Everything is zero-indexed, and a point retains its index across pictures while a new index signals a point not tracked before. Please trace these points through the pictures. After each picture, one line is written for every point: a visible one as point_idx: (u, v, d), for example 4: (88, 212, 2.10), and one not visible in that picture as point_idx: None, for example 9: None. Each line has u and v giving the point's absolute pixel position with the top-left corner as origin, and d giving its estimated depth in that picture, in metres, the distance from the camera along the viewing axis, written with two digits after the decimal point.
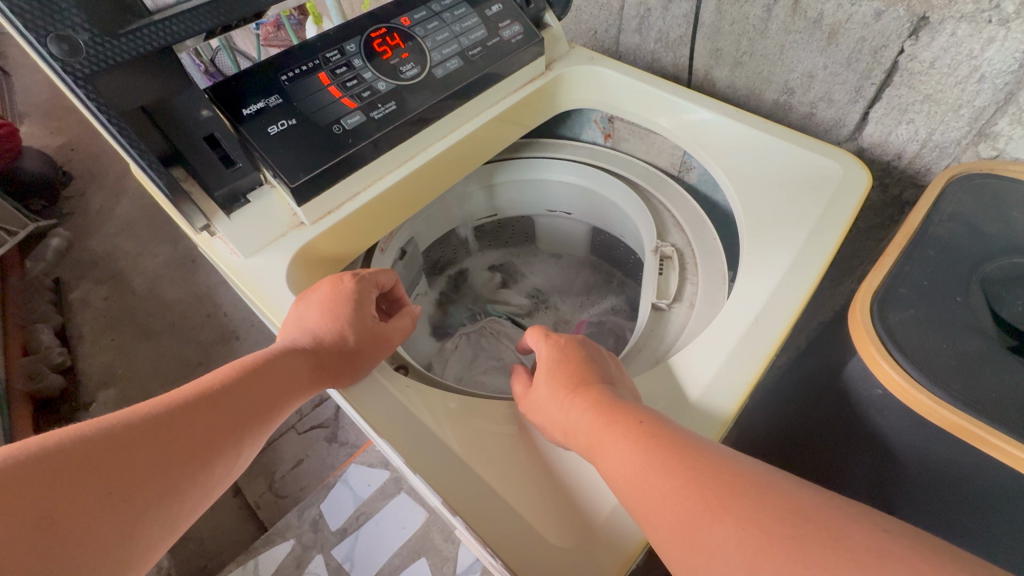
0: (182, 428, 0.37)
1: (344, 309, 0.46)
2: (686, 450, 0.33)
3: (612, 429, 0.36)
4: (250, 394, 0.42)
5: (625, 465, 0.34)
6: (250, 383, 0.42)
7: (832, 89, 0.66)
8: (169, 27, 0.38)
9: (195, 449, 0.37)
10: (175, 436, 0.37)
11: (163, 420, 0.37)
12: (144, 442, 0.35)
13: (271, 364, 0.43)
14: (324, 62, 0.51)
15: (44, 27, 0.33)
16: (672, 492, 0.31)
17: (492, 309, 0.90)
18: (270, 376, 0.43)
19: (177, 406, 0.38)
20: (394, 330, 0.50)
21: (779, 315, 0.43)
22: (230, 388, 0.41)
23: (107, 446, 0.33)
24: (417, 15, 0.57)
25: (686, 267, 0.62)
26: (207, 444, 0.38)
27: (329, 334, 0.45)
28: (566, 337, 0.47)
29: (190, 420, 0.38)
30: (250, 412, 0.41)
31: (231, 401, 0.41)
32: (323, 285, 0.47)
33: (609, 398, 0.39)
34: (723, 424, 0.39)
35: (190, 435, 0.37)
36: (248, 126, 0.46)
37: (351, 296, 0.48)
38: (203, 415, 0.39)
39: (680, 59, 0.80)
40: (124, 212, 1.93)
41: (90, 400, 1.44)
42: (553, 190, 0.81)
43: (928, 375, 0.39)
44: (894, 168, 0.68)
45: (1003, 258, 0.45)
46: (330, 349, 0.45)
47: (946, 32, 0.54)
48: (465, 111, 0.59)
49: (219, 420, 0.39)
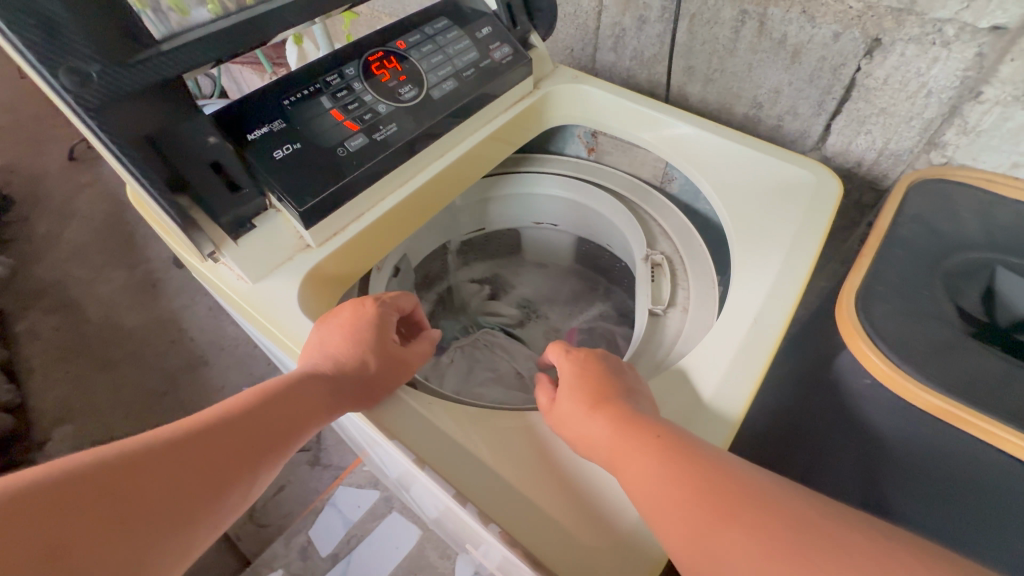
0: (202, 453, 0.37)
1: (365, 335, 0.47)
2: (696, 458, 0.35)
3: (635, 442, 0.37)
4: (272, 418, 0.41)
5: (648, 475, 0.35)
6: (272, 406, 0.41)
7: (797, 104, 0.72)
8: (177, 57, 0.38)
9: (212, 477, 0.37)
10: (191, 461, 0.36)
11: (183, 445, 0.36)
12: (155, 468, 0.34)
13: (293, 388, 0.43)
14: (325, 86, 0.52)
15: (55, 59, 0.33)
16: (685, 498, 0.33)
17: (483, 321, 0.91)
18: (290, 400, 0.42)
19: (198, 429, 0.38)
20: (415, 355, 0.50)
21: (776, 315, 0.46)
22: (247, 414, 0.40)
23: (120, 473, 0.33)
24: (411, 38, 0.58)
25: (676, 273, 0.65)
26: (224, 470, 0.37)
27: (349, 359, 0.45)
28: (585, 351, 0.48)
29: (208, 445, 0.37)
30: (266, 438, 0.40)
31: (251, 426, 0.40)
32: (345, 309, 0.48)
33: (629, 412, 0.40)
34: (732, 428, 0.41)
35: (208, 461, 0.37)
36: (253, 152, 0.46)
37: (372, 322, 0.48)
38: (224, 439, 0.38)
39: (656, 76, 0.85)
40: (75, 237, 1.83)
41: (44, 438, 1.35)
42: (541, 203, 0.83)
43: (911, 365, 0.43)
44: (855, 175, 0.74)
45: (960, 255, 0.50)
46: (352, 374, 0.44)
47: (897, 52, 0.60)
48: (459, 131, 0.60)
49: (232, 446, 0.38)
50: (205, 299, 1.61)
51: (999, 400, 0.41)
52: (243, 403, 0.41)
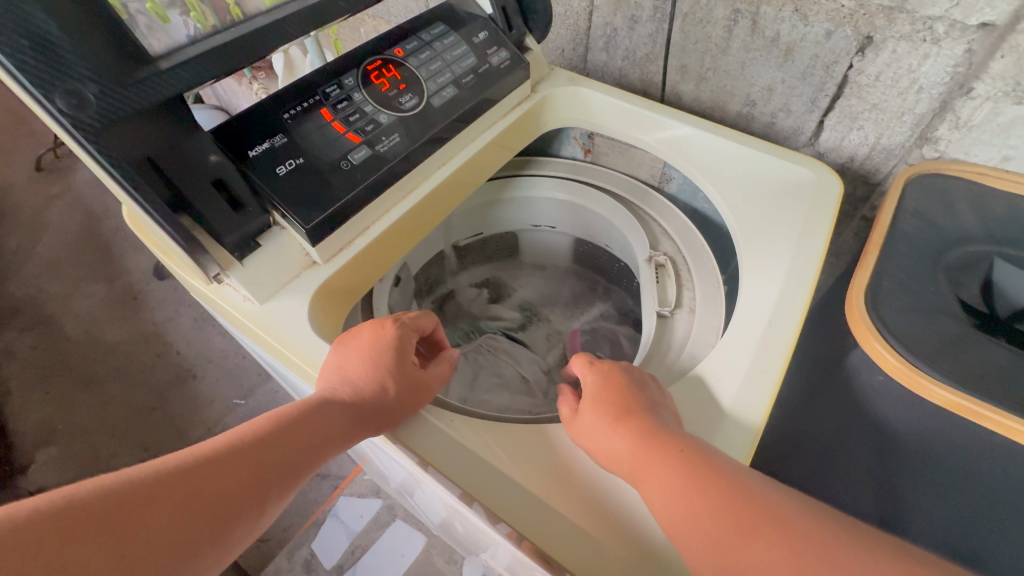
0: (212, 485, 0.35)
1: (385, 359, 0.45)
2: (718, 473, 0.35)
3: (659, 455, 0.37)
4: (287, 447, 0.39)
5: (671, 489, 0.35)
6: (287, 433, 0.39)
7: (790, 101, 0.73)
8: (176, 75, 0.37)
9: (222, 511, 0.34)
10: (201, 494, 0.34)
11: (193, 476, 0.34)
12: (161, 499, 0.33)
13: (310, 413, 0.41)
14: (325, 98, 0.51)
15: (52, 82, 0.32)
16: (704, 514, 0.33)
17: (484, 326, 0.90)
18: (306, 426, 0.40)
19: (209, 459, 0.36)
20: (434, 377, 0.49)
21: (788, 316, 0.47)
22: (261, 441, 0.38)
23: (125, 503, 0.31)
24: (409, 46, 0.57)
25: (680, 274, 0.66)
26: (235, 504, 0.35)
27: (368, 385, 0.43)
28: (609, 363, 0.48)
29: (219, 477, 0.35)
30: (279, 466, 0.38)
31: (265, 455, 0.38)
32: (364, 331, 0.47)
33: (653, 426, 0.39)
34: (753, 438, 0.41)
35: (218, 495, 0.35)
36: (257, 169, 0.45)
37: (391, 345, 0.47)
38: (236, 470, 0.36)
39: (649, 75, 0.85)
40: (47, 252, 1.76)
41: (28, 462, 1.30)
42: (540, 206, 0.83)
43: (922, 359, 0.44)
44: (848, 169, 0.75)
45: (959, 248, 0.52)
46: (370, 401, 0.43)
47: (888, 49, 0.61)
48: (460, 139, 0.59)
49: (243, 476, 0.36)
50: (189, 311, 1.56)
51: (1007, 390, 0.42)
52: (257, 429, 0.39)
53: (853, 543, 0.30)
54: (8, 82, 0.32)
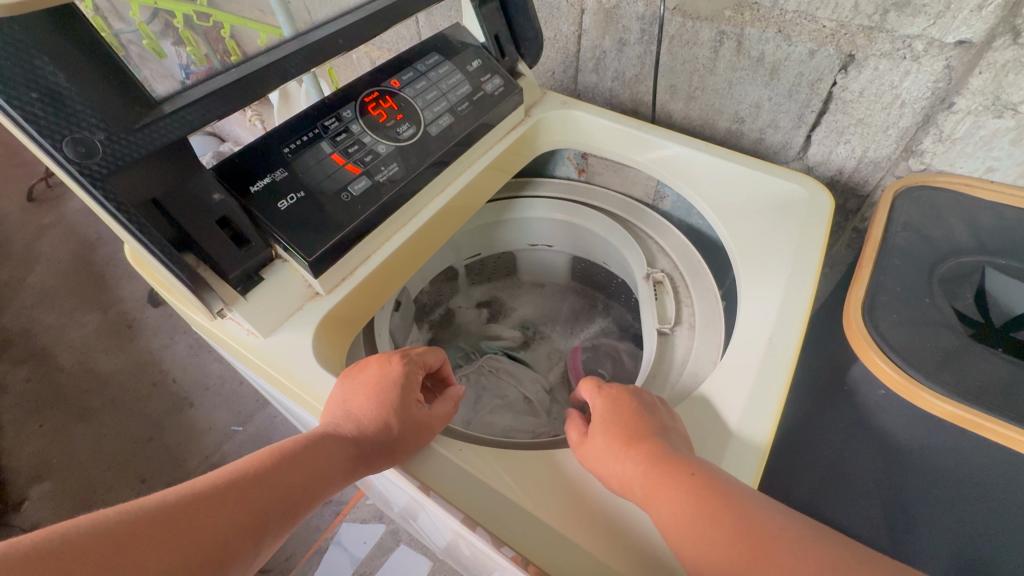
0: (207, 525, 0.33)
1: (390, 394, 0.45)
2: (728, 497, 0.35)
3: (670, 480, 0.37)
4: (287, 484, 0.38)
5: (682, 515, 0.35)
6: (288, 470, 0.38)
7: (778, 117, 0.74)
8: (181, 119, 0.38)
9: (214, 554, 0.33)
10: (193, 535, 0.32)
11: (188, 514, 0.33)
12: (157, 539, 0.31)
13: (311, 448, 0.40)
14: (324, 131, 0.52)
15: (60, 132, 0.32)
16: (719, 539, 0.33)
17: (485, 346, 0.91)
18: (308, 463, 0.39)
19: (207, 495, 0.35)
20: (440, 413, 0.48)
21: (788, 333, 0.48)
22: (263, 478, 0.37)
23: (120, 543, 0.30)
24: (405, 76, 0.58)
25: (678, 290, 0.67)
26: (231, 546, 0.34)
27: (373, 421, 0.43)
28: (617, 387, 0.48)
29: (214, 515, 0.34)
30: (278, 505, 0.37)
31: (263, 493, 0.37)
32: (371, 365, 0.47)
33: (664, 450, 0.39)
34: (760, 459, 0.41)
35: (211, 537, 0.33)
36: (258, 205, 0.46)
37: (397, 381, 0.46)
38: (233, 510, 0.35)
39: (639, 95, 0.86)
40: (40, 282, 1.75)
41: (21, 498, 1.28)
42: (536, 227, 0.83)
43: (923, 373, 0.45)
44: (837, 182, 0.76)
45: (951, 260, 0.53)
46: (373, 437, 0.42)
47: (870, 67, 0.63)
48: (457, 166, 0.60)
49: (241, 515, 0.35)
50: (185, 338, 1.55)
51: (1007, 400, 0.43)
52: (257, 465, 0.38)
53: (867, 566, 0.30)
54: (15, 132, 0.33)
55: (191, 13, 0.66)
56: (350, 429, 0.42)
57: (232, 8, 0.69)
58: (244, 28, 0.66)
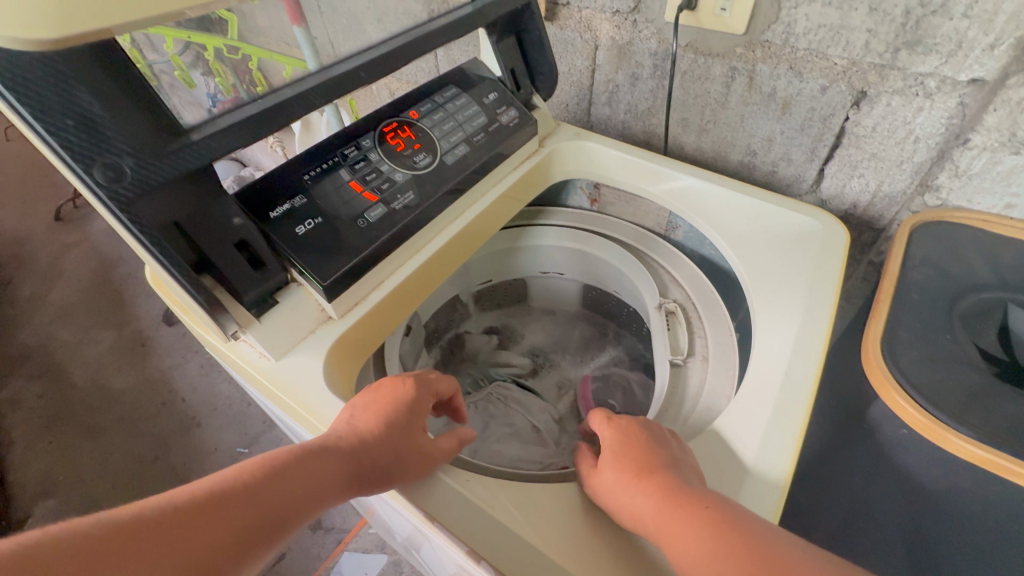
0: (203, 536, 0.31)
1: (401, 417, 0.45)
2: (746, 535, 0.33)
3: (683, 515, 0.36)
4: (291, 497, 0.36)
5: (697, 553, 0.34)
6: (291, 481, 0.37)
7: (790, 150, 0.75)
8: (207, 145, 0.39)
9: (211, 566, 0.31)
10: (191, 545, 0.30)
11: (189, 522, 0.31)
12: (154, 547, 0.29)
13: (316, 459, 0.39)
14: (343, 159, 0.53)
15: (91, 158, 0.34)
16: (730, 572, 0.32)
17: (494, 373, 0.89)
18: (315, 476, 0.38)
19: (210, 501, 0.33)
20: (448, 442, 0.48)
21: (806, 368, 0.47)
22: (267, 487, 0.35)
23: (115, 549, 0.28)
24: (423, 108, 0.60)
25: (691, 321, 0.66)
26: (227, 558, 0.32)
27: (382, 440, 0.42)
28: (628, 418, 0.47)
29: (207, 526, 0.31)
30: (280, 517, 0.35)
31: (266, 504, 0.35)
32: (384, 385, 0.47)
33: (677, 483, 0.38)
34: (779, 496, 0.40)
35: (202, 551, 0.31)
36: (277, 230, 0.47)
37: (408, 403, 0.46)
38: (236, 520, 0.33)
39: (651, 127, 0.88)
40: (60, 299, 1.79)
41: (25, 515, 1.27)
42: (548, 254, 0.84)
43: (947, 414, 0.43)
44: (852, 216, 0.76)
45: (972, 295, 0.52)
46: (381, 457, 0.42)
47: (883, 103, 0.64)
48: (472, 194, 0.61)
49: (243, 527, 0.33)
50: (196, 357, 1.56)
51: None
52: (253, 473, 0.36)
53: None
54: (52, 159, 0.35)
55: (221, 47, 0.71)
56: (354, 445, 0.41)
57: (259, 42, 0.74)
58: (271, 61, 0.71)
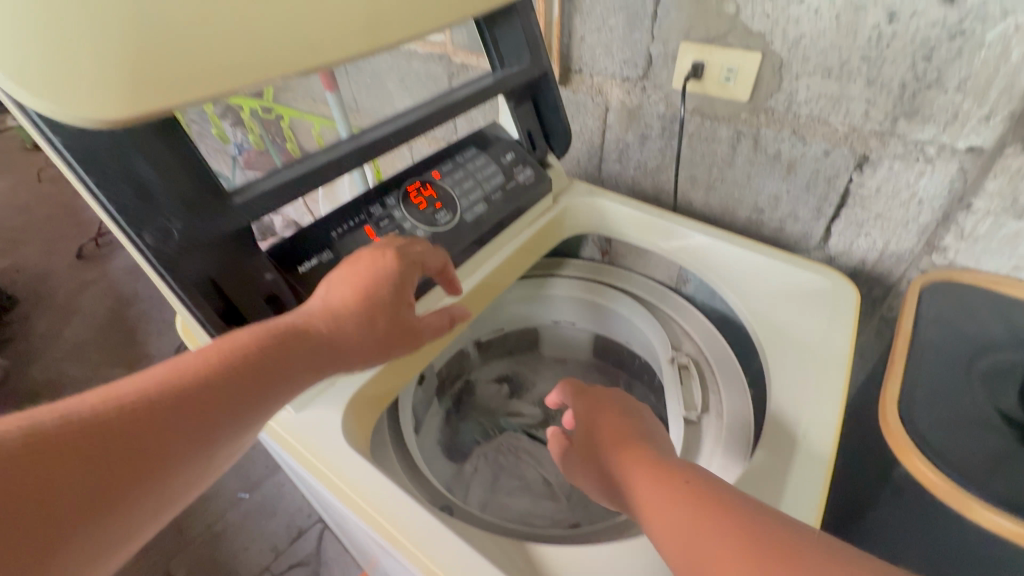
0: (188, 411, 0.33)
1: (380, 296, 0.46)
2: (727, 505, 0.33)
3: (661, 486, 0.37)
4: (270, 374, 0.38)
5: (674, 518, 0.34)
6: (269, 362, 0.39)
7: (797, 209, 0.77)
8: (248, 208, 0.42)
9: (203, 433, 0.34)
10: (179, 419, 0.33)
11: (172, 400, 0.33)
12: (143, 425, 0.31)
13: (295, 343, 0.40)
14: (368, 216, 0.56)
15: (143, 221, 0.36)
16: (728, 550, 0.31)
17: (505, 424, 0.87)
18: (292, 359, 0.40)
19: (189, 381, 0.34)
20: (429, 326, 0.51)
21: (821, 437, 0.47)
22: (245, 365, 0.37)
23: (104, 431, 0.30)
24: (444, 168, 0.63)
25: (705, 378, 0.66)
26: (216, 427, 0.35)
27: (359, 329, 0.44)
28: (610, 401, 0.49)
29: (161, 427, 0.32)
30: (261, 394, 0.38)
31: (245, 381, 0.37)
32: (363, 258, 0.47)
33: (655, 460, 0.40)
34: None
35: (190, 426, 0.33)
36: (305, 285, 0.49)
37: (388, 279, 0.47)
38: (218, 395, 0.35)
39: (660, 183, 0.91)
40: (74, 336, 1.81)
41: None
42: (559, 305, 0.85)
43: (970, 482, 0.44)
44: (861, 272, 0.77)
45: (987, 356, 0.52)
46: (358, 339, 0.44)
47: (885, 166, 0.66)
48: (490, 251, 0.64)
49: (227, 404, 0.35)
50: None
51: None
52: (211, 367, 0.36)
53: None
54: (108, 223, 0.37)
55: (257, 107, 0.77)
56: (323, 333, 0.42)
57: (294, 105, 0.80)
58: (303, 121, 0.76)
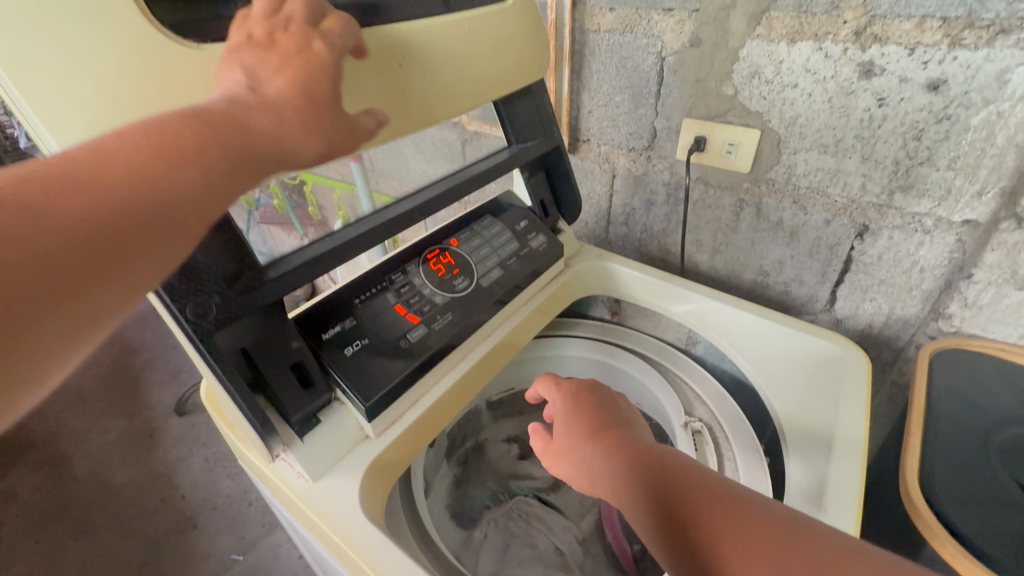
0: (81, 206, 0.25)
1: (316, 86, 0.36)
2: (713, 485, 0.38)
3: (644, 463, 0.41)
4: (187, 177, 0.29)
5: (654, 490, 0.38)
6: (183, 160, 0.29)
7: (801, 273, 0.79)
8: (281, 282, 0.44)
9: (113, 235, 0.26)
10: (74, 214, 0.25)
11: (59, 189, 0.25)
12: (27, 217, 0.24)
13: (214, 132, 0.30)
14: (389, 284, 0.58)
15: (185, 298, 0.38)
16: (732, 518, 0.35)
17: (514, 487, 0.86)
18: (212, 154, 0.30)
19: (79, 171, 0.26)
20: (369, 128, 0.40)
21: (845, 503, 0.46)
22: (147, 158, 0.28)
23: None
24: (462, 235, 0.66)
25: (718, 443, 0.65)
26: (134, 227, 0.27)
27: (294, 132, 0.34)
28: (575, 385, 0.54)
29: (57, 241, 0.24)
30: (185, 199, 0.29)
31: (158, 179, 0.28)
32: (287, 40, 0.37)
33: (629, 441, 0.44)
34: None
35: (93, 223, 0.25)
36: (327, 352, 0.50)
37: (323, 69, 0.37)
38: (122, 190, 0.26)
39: (667, 246, 0.94)
40: (78, 385, 1.81)
41: None
42: (569, 365, 0.86)
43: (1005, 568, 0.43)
44: (868, 335, 0.78)
45: (1005, 430, 0.52)
46: (292, 128, 0.34)
47: (885, 236, 0.69)
48: (505, 313, 0.65)
49: (138, 205, 0.27)
50: (202, 451, 1.53)
51: None
52: (115, 159, 0.27)
53: None
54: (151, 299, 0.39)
55: None
56: (270, 131, 0.33)
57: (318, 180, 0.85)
58: None
